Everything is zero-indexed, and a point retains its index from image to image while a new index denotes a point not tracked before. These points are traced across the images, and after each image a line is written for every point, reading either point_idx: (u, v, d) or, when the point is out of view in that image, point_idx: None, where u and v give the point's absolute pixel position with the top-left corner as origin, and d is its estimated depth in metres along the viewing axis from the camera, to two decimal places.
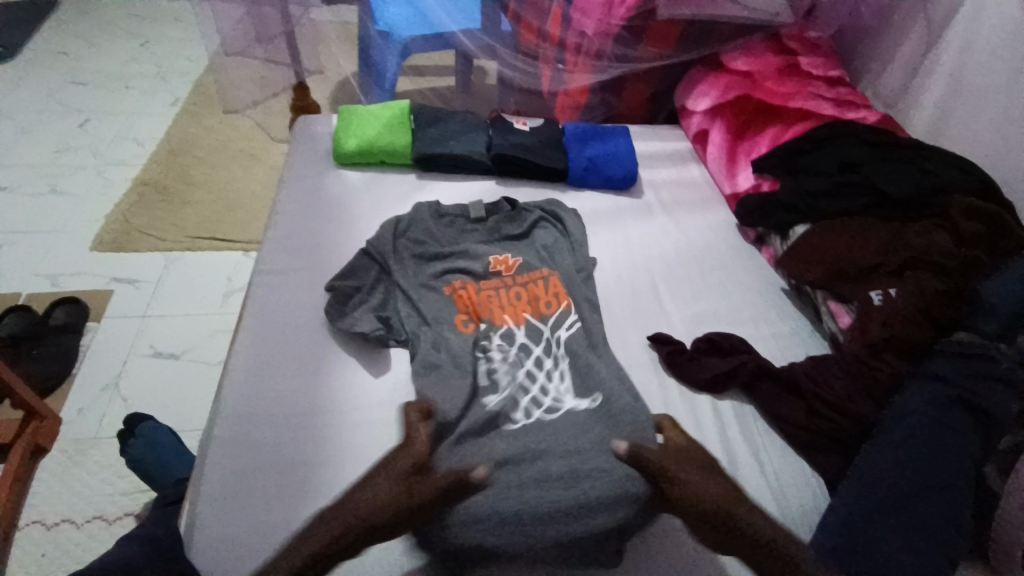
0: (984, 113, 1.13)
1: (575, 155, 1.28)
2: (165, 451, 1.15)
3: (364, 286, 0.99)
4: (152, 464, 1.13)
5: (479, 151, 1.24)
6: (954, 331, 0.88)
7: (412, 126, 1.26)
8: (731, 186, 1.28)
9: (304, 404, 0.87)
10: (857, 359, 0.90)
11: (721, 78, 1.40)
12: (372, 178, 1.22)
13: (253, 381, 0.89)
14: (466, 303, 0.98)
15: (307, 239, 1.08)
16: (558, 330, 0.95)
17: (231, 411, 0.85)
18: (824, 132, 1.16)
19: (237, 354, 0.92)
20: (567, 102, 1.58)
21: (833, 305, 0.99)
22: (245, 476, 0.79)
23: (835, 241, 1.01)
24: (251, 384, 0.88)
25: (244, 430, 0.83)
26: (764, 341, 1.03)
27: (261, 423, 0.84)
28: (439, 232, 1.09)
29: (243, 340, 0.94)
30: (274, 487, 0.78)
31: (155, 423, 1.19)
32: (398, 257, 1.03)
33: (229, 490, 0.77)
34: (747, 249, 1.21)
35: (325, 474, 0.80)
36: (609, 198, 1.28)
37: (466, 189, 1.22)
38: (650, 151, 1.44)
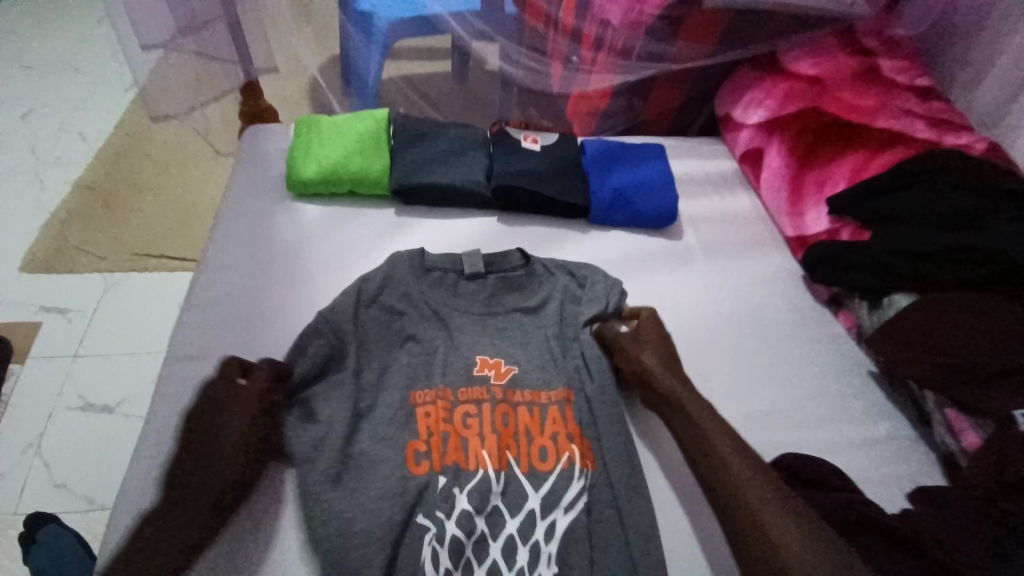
0: None
1: (597, 185, 1.00)
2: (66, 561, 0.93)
3: (320, 385, 0.72)
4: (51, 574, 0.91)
5: (475, 180, 0.96)
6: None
7: (389, 145, 0.97)
8: (796, 228, 1.02)
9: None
10: (977, 496, 0.65)
11: (779, 83, 1.12)
12: (337, 214, 0.94)
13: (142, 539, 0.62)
14: (427, 425, 0.70)
15: (247, 307, 0.81)
16: (567, 505, 0.66)
17: None
18: (921, 164, 0.88)
19: (128, 487, 0.66)
20: (582, 106, 1.29)
21: (950, 414, 0.75)
22: None
23: (948, 321, 0.75)
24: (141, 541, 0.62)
25: None
26: (849, 453, 0.78)
27: None
28: (422, 294, 0.82)
29: (146, 464, 0.67)
30: None
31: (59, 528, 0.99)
32: (362, 335, 0.76)
33: None
34: (816, 312, 0.95)
35: None
36: (640, 240, 1.01)
37: (460, 231, 0.95)
38: (688, 174, 1.17)
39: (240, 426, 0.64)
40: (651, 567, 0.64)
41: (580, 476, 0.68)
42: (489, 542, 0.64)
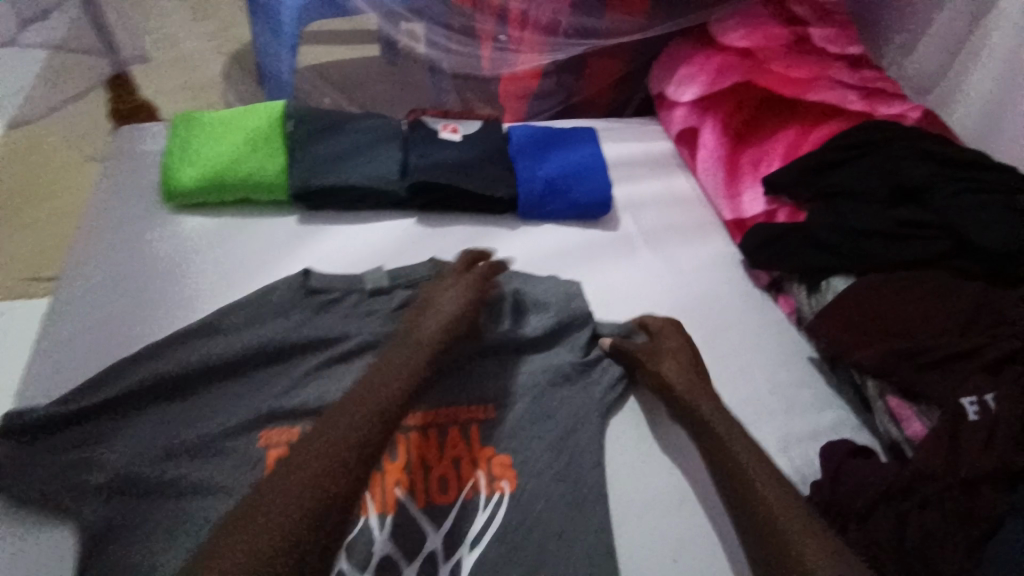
0: None
1: (525, 175, 0.92)
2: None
3: (209, 433, 0.64)
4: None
5: (388, 177, 0.87)
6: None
7: (285, 141, 0.86)
8: (734, 210, 0.96)
9: None
10: (896, 472, 0.63)
11: (712, 57, 1.07)
12: (227, 225, 0.83)
13: None
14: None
15: (112, 345, 0.69)
16: (472, 540, 0.61)
17: None
18: (857, 140, 0.85)
19: None
20: (513, 88, 1.18)
21: (892, 401, 0.70)
22: None
23: (895, 307, 0.71)
24: None
25: None
26: (793, 450, 0.74)
27: None
28: (283, 320, 0.72)
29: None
30: None
31: None
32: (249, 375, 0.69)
33: None
34: (757, 297, 0.91)
35: None
36: (576, 232, 0.94)
37: (375, 236, 0.86)
38: (623, 156, 1.10)
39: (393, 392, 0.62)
40: None
41: (487, 504, 0.63)
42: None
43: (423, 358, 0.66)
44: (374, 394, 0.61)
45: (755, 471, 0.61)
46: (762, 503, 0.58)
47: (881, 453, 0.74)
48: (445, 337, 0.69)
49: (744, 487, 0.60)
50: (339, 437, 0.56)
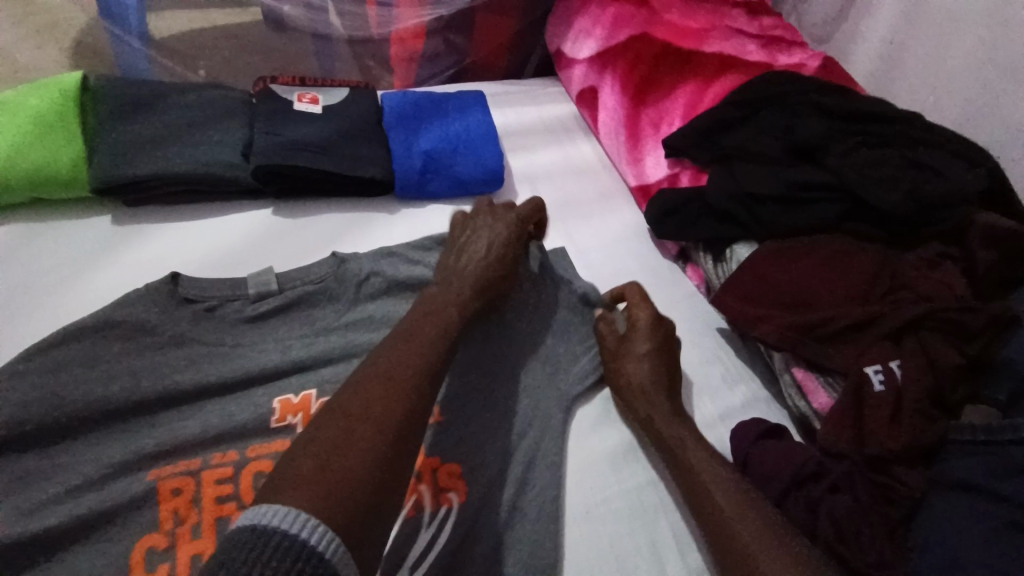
0: (947, 52, 0.77)
1: (402, 151, 0.81)
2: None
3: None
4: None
5: (228, 162, 0.72)
6: (965, 404, 0.60)
7: (87, 125, 0.69)
8: (637, 176, 0.88)
9: None
10: (806, 455, 0.59)
11: (607, 7, 0.97)
12: (16, 235, 0.66)
13: None
14: (187, 513, 0.51)
15: None
16: (413, 565, 0.53)
17: None
18: (756, 94, 0.79)
19: None
20: (400, 51, 1.05)
21: (799, 374, 0.66)
22: None
23: (799, 274, 0.66)
24: None
25: None
26: (705, 435, 0.69)
27: None
28: (112, 360, 0.56)
29: None
30: None
31: None
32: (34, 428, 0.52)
33: None
34: (665, 268, 0.85)
35: None
36: (465, 212, 0.84)
37: (220, 233, 0.72)
38: (519, 122, 1.00)
39: (420, 347, 0.51)
40: None
41: (431, 521, 0.55)
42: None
43: (451, 312, 0.58)
44: (396, 352, 0.50)
45: (703, 465, 0.56)
46: (703, 487, 0.55)
47: (796, 432, 0.69)
48: (469, 289, 0.61)
49: (682, 476, 0.57)
50: (373, 390, 0.46)
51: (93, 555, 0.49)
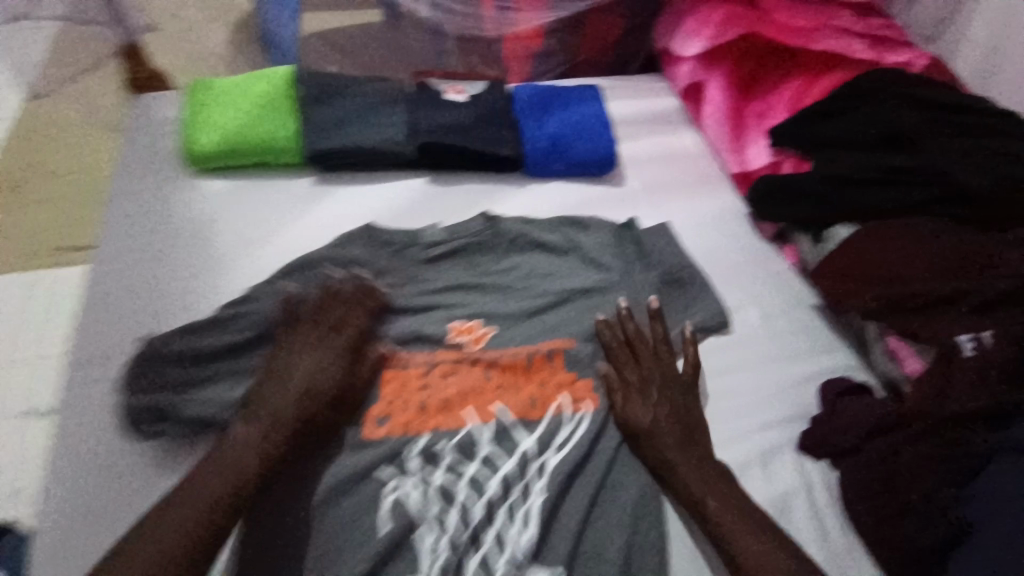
0: None
1: (531, 135, 0.94)
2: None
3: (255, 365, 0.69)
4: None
5: (396, 139, 0.89)
6: None
7: (296, 106, 0.88)
8: (739, 164, 0.96)
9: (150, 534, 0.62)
10: (882, 411, 0.68)
11: (719, 7, 1.04)
12: (246, 189, 0.86)
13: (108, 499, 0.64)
14: (396, 394, 0.70)
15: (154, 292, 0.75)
16: (558, 444, 0.68)
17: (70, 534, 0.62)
18: (858, 88, 0.86)
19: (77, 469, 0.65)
20: (517, 48, 1.19)
21: (891, 342, 0.73)
22: None
23: (896, 253, 0.72)
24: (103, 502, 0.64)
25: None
26: (796, 390, 0.76)
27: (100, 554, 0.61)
28: (336, 281, 0.77)
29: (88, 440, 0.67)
30: None
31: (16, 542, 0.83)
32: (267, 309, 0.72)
33: None
34: (761, 248, 0.93)
35: None
36: (580, 189, 0.96)
37: (385, 196, 0.88)
38: (628, 113, 1.11)
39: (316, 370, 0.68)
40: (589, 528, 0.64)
41: (570, 419, 0.70)
42: (466, 510, 0.63)
43: (322, 377, 0.68)
44: (297, 364, 0.68)
45: (743, 540, 0.61)
46: (711, 520, 0.62)
47: (880, 390, 0.76)
48: (343, 355, 0.70)
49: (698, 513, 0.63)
50: (265, 446, 0.62)
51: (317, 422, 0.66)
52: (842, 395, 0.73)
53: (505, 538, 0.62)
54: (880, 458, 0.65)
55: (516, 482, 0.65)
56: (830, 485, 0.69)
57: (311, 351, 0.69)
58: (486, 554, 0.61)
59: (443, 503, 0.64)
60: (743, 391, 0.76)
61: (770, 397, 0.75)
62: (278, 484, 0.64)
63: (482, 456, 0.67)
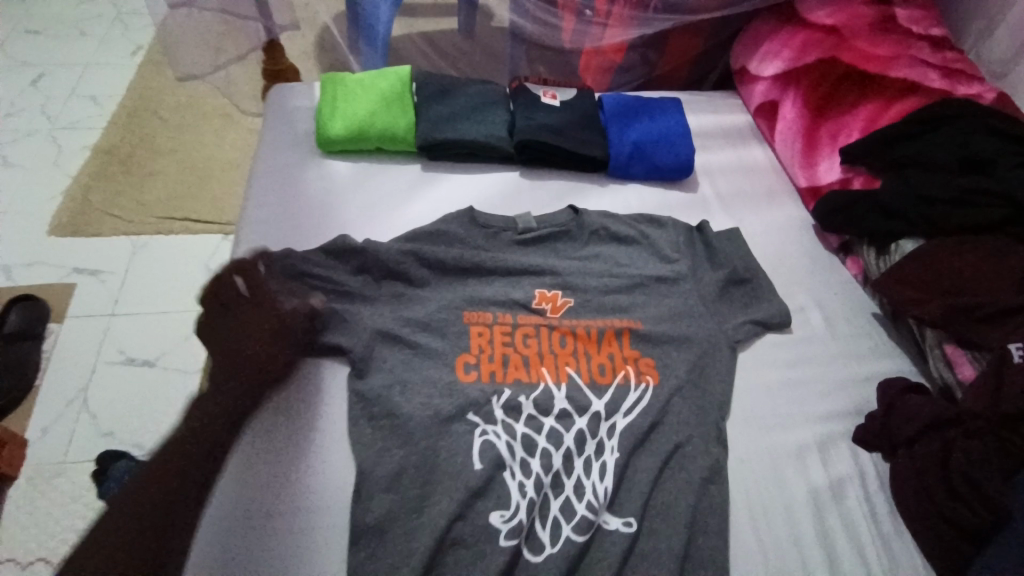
0: None
1: (616, 139, 1.03)
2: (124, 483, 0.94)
3: (370, 308, 0.81)
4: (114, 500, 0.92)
5: (497, 135, 1.00)
6: None
7: (413, 102, 1.01)
8: (808, 178, 1.04)
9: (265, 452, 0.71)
10: (943, 407, 0.72)
11: (797, 33, 1.13)
12: (366, 170, 0.98)
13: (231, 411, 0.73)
14: (483, 345, 0.79)
15: (285, 240, 0.87)
16: (626, 410, 0.75)
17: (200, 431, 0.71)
18: (935, 113, 0.92)
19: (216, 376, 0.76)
20: (596, 61, 1.28)
21: (948, 349, 0.78)
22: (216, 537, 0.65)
23: (957, 267, 0.79)
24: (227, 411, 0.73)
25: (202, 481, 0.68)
26: (854, 389, 0.83)
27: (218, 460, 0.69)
28: (437, 242, 0.88)
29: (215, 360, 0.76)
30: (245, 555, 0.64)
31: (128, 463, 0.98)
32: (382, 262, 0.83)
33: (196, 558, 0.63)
34: (826, 258, 0.99)
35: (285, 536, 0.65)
36: (657, 192, 1.04)
37: (483, 185, 0.99)
38: (702, 127, 1.19)
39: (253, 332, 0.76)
40: (658, 488, 0.70)
41: (635, 389, 0.77)
42: (548, 457, 0.70)
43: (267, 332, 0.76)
44: (244, 336, 0.76)
45: None
46: None
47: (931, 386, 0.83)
48: (264, 330, 0.76)
49: None
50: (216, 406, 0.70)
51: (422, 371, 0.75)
52: (904, 388, 0.78)
53: (584, 486, 0.69)
54: (933, 449, 0.70)
55: (590, 439, 0.72)
56: (878, 472, 0.75)
57: (234, 329, 0.77)
58: (567, 498, 0.68)
59: (525, 451, 0.71)
60: (804, 383, 0.82)
61: (828, 391, 0.82)
62: (382, 418, 0.72)
63: (559, 411, 0.74)
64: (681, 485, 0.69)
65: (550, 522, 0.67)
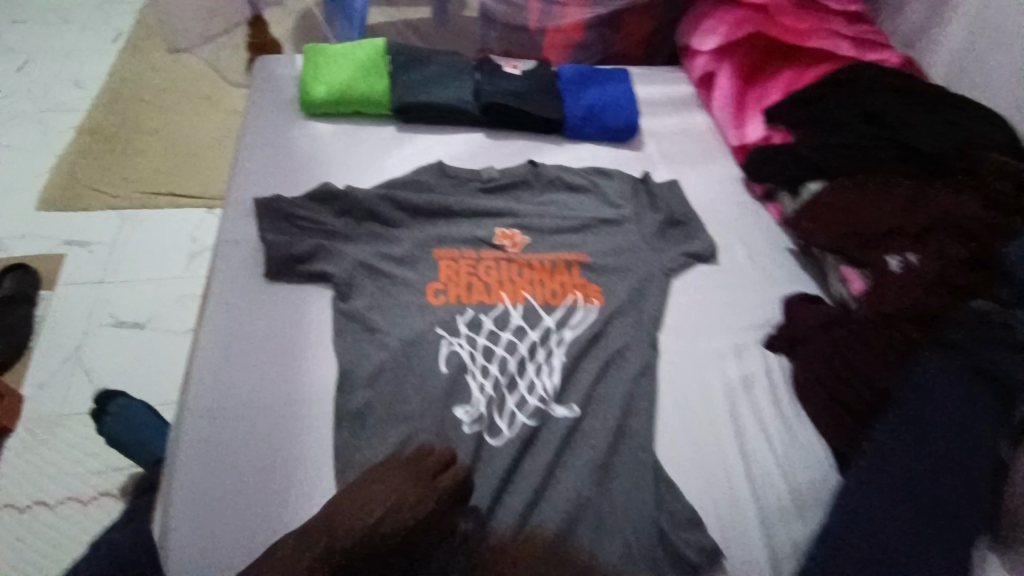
0: (1003, 59, 1.00)
1: (571, 103, 1.16)
2: (141, 425, 0.98)
3: (351, 242, 0.91)
4: (131, 442, 0.97)
5: (464, 99, 1.11)
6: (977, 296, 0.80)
7: (388, 70, 1.12)
8: (739, 137, 1.18)
9: (280, 391, 0.78)
10: (832, 312, 0.89)
11: (732, 11, 1.24)
12: (345, 130, 1.09)
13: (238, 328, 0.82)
14: (451, 273, 0.90)
15: (274, 187, 0.98)
16: (575, 325, 0.88)
17: (211, 341, 0.81)
18: (845, 75, 1.06)
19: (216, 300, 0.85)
20: (558, 39, 1.39)
21: (844, 269, 0.94)
22: (227, 461, 0.72)
23: (853, 201, 0.93)
24: (234, 328, 0.82)
25: (218, 398, 0.76)
26: (769, 309, 0.97)
27: (233, 385, 0.78)
28: (411, 188, 1.00)
29: (216, 288, 0.86)
30: (257, 482, 0.71)
31: (126, 403, 1.00)
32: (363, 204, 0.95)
33: (209, 472, 0.71)
34: (753, 206, 1.13)
35: (290, 470, 0.72)
36: (607, 150, 1.17)
37: (452, 143, 1.11)
38: (650, 96, 1.33)
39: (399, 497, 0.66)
40: (600, 385, 0.83)
41: (583, 310, 0.90)
42: (506, 362, 0.82)
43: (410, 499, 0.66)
44: (382, 499, 0.66)
45: None
46: None
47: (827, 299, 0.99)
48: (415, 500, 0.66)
49: None
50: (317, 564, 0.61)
51: (399, 294, 0.87)
52: (803, 299, 0.94)
53: (536, 384, 0.81)
54: (826, 345, 0.86)
55: (543, 347, 0.85)
56: (783, 368, 0.90)
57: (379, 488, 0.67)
58: (521, 396, 0.80)
59: (484, 357, 0.82)
60: (726, 305, 0.96)
61: (750, 309, 0.97)
62: (364, 333, 0.83)
63: (516, 326, 0.86)
64: (620, 381, 0.83)
65: (507, 414, 0.78)
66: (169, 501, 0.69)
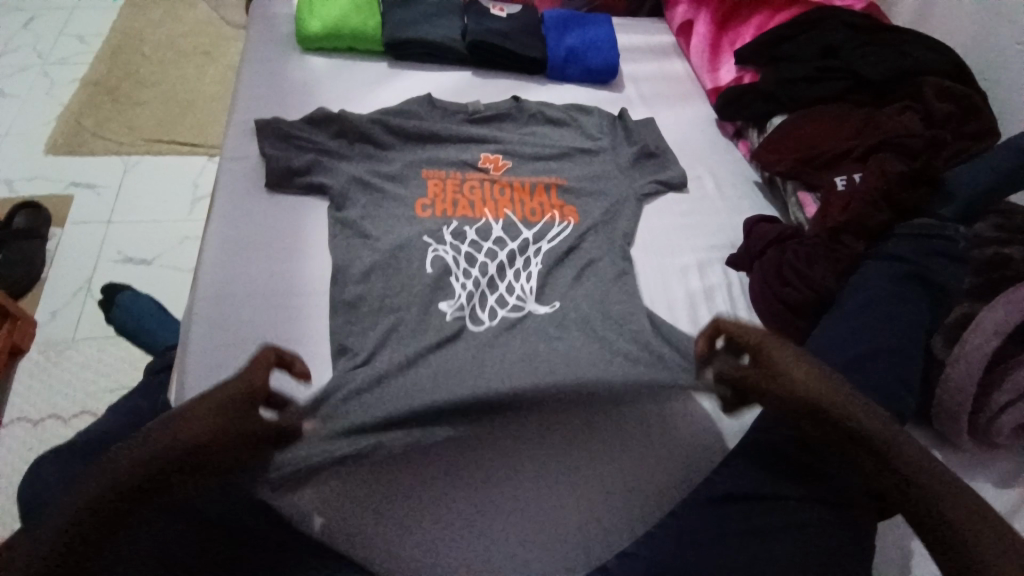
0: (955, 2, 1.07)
1: (554, 44, 1.22)
2: (148, 317, 1.08)
3: (344, 162, 0.99)
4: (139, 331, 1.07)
5: (452, 38, 1.18)
6: (915, 212, 0.89)
7: (380, 10, 1.19)
8: (713, 80, 1.25)
9: (280, 284, 0.86)
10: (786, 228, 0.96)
11: None
12: (339, 64, 1.15)
13: (242, 231, 0.91)
14: (438, 191, 0.98)
15: (272, 112, 1.05)
16: (552, 238, 0.96)
17: (218, 239, 0.89)
18: (809, 17, 1.13)
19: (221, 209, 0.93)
20: None
21: (800, 194, 1.01)
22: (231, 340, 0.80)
23: (809, 131, 1.00)
24: (238, 231, 0.90)
25: (226, 287, 0.85)
26: (731, 231, 1.05)
27: (238, 279, 0.86)
28: (401, 116, 1.07)
29: (221, 199, 0.94)
30: (259, 356, 0.79)
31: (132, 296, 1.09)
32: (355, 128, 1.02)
33: (216, 346, 0.79)
34: (724, 143, 1.20)
35: (288, 349, 0.81)
36: (587, 90, 1.24)
37: (441, 80, 1.17)
38: (631, 44, 1.39)
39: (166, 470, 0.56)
40: (571, 288, 0.90)
41: (560, 227, 0.97)
42: (485, 266, 0.90)
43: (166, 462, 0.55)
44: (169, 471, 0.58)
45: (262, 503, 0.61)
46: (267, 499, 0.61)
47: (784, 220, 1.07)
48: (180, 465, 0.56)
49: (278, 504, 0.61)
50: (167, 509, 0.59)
51: (388, 207, 0.94)
52: (762, 220, 1.01)
53: (514, 285, 0.89)
54: (778, 258, 0.93)
55: (520, 256, 0.93)
56: (742, 282, 0.98)
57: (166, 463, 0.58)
58: (500, 294, 0.88)
59: (467, 262, 0.90)
60: (693, 227, 1.04)
61: (714, 231, 1.04)
62: (355, 239, 0.91)
63: (496, 236, 0.94)
64: (589, 285, 0.91)
65: (487, 309, 0.86)
66: (183, 367, 0.77)
